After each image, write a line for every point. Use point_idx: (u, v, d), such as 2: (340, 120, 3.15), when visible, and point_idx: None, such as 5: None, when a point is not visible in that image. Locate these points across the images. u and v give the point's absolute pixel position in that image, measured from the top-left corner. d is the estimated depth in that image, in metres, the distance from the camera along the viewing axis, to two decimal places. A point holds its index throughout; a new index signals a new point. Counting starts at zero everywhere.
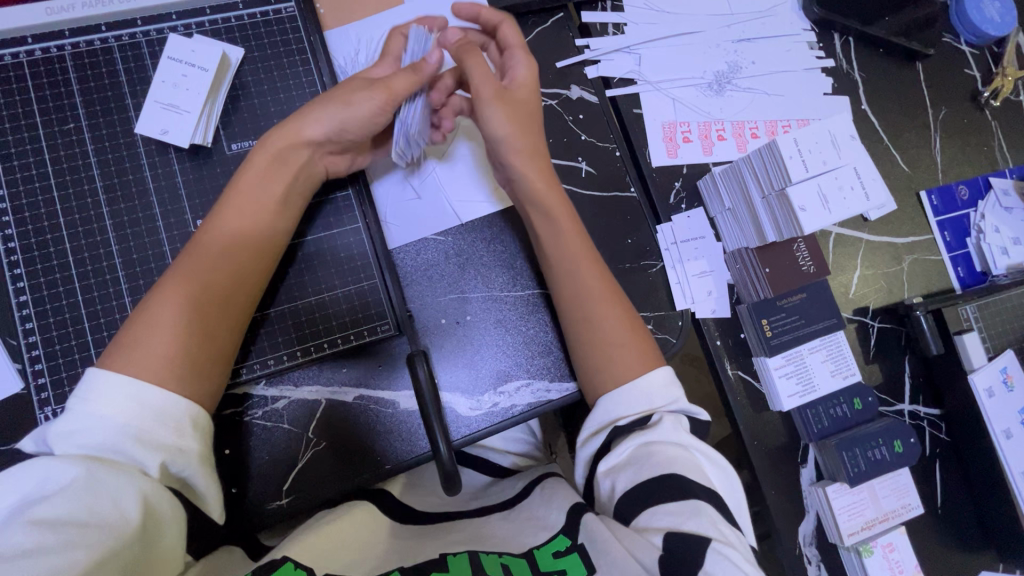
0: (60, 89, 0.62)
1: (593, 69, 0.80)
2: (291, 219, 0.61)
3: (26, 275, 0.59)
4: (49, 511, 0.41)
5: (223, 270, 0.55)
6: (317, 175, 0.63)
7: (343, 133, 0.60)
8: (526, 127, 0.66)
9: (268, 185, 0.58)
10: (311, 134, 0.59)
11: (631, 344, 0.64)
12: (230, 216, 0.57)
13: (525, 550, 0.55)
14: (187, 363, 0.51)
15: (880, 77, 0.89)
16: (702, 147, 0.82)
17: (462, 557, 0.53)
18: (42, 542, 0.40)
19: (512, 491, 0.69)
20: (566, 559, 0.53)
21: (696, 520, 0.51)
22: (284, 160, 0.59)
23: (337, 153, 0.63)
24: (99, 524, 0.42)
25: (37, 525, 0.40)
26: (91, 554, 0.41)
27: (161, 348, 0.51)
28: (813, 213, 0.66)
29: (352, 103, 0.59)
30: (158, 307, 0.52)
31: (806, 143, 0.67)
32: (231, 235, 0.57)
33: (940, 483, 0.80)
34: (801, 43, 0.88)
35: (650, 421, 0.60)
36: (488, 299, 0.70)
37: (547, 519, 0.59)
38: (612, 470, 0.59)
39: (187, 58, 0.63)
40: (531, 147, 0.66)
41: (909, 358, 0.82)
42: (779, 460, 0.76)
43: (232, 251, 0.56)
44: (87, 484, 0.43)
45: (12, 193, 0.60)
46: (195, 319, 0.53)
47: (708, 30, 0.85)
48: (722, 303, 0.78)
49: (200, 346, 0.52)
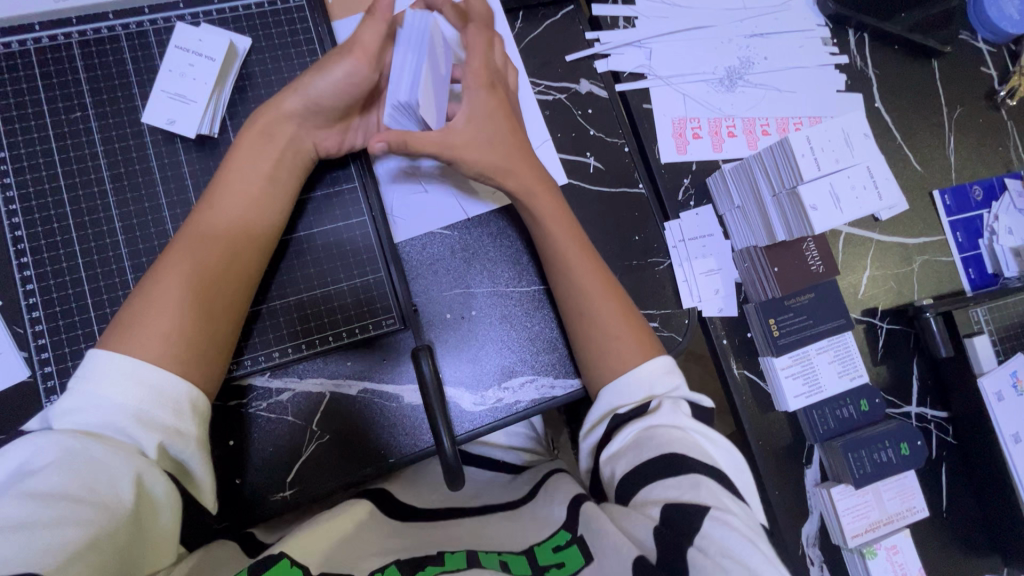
0: (67, 78, 0.62)
1: (603, 63, 0.79)
2: (286, 201, 0.61)
3: (33, 264, 0.59)
4: (44, 485, 0.41)
5: (218, 251, 0.55)
6: (305, 151, 0.62)
7: (320, 104, 0.60)
8: (479, 140, 0.63)
9: (258, 163, 0.59)
10: (291, 106, 0.59)
11: (632, 335, 0.64)
12: (223, 199, 0.57)
13: (525, 547, 0.56)
14: (184, 339, 0.51)
15: (894, 74, 0.88)
16: (712, 144, 0.81)
17: (460, 552, 0.54)
18: (34, 516, 0.40)
19: (518, 492, 0.69)
20: (564, 551, 0.53)
21: (694, 493, 0.51)
22: (268, 134, 0.59)
23: (326, 128, 0.62)
24: (93, 502, 0.42)
25: (31, 499, 0.40)
26: (82, 532, 0.41)
27: (156, 325, 0.51)
28: (825, 212, 0.65)
29: (322, 73, 0.59)
30: (155, 288, 0.52)
31: (818, 141, 0.66)
32: (227, 219, 0.57)
33: (946, 486, 0.79)
34: (815, 39, 0.86)
35: (649, 407, 0.60)
36: (494, 294, 0.70)
37: (549, 516, 0.59)
38: (613, 457, 0.58)
39: (194, 47, 0.63)
40: (482, 160, 0.63)
41: (918, 361, 0.81)
42: (785, 461, 0.76)
43: (226, 230, 0.57)
44: (82, 460, 0.43)
45: (20, 181, 0.60)
46: (192, 297, 0.53)
47: (720, 25, 0.84)
48: (729, 302, 0.77)
49: (197, 323, 0.52)
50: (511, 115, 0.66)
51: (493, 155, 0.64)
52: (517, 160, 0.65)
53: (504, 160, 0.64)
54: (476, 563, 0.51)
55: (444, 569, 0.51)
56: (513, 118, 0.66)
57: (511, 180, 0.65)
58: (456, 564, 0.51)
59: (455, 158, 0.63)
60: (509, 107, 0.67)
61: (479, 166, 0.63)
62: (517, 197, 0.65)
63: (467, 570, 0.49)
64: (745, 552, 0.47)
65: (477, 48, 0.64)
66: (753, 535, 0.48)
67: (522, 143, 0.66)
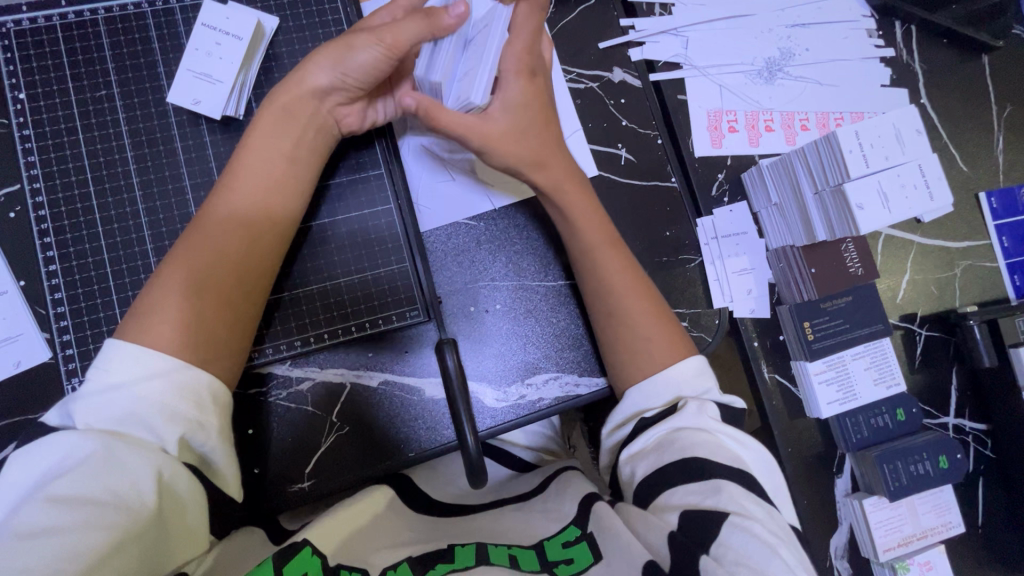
0: (93, 55, 0.61)
1: (637, 51, 0.76)
2: (307, 183, 0.59)
3: (56, 244, 0.58)
4: (67, 489, 0.40)
5: (237, 236, 0.54)
6: (327, 127, 0.60)
7: (344, 81, 0.57)
8: (514, 132, 0.61)
9: (278, 143, 0.57)
10: (314, 81, 0.57)
11: (663, 334, 0.61)
12: (244, 182, 0.56)
13: (535, 541, 0.54)
14: (203, 328, 0.50)
15: (942, 70, 0.84)
16: (748, 137, 0.78)
17: (469, 547, 0.52)
18: (59, 521, 0.39)
19: (528, 486, 0.67)
20: (574, 549, 0.51)
21: (716, 497, 0.48)
22: (291, 112, 0.57)
23: (348, 103, 0.60)
24: (117, 505, 0.41)
25: (55, 504, 0.39)
26: (106, 536, 0.40)
27: (174, 312, 0.49)
28: (872, 212, 0.62)
29: (353, 49, 0.56)
30: (171, 274, 0.51)
31: (867, 137, 0.63)
32: (245, 201, 0.55)
33: (983, 502, 0.76)
34: (859, 30, 0.82)
35: (675, 408, 0.57)
36: (518, 288, 0.68)
37: (559, 511, 0.57)
38: (633, 456, 0.56)
39: (221, 25, 0.62)
40: (515, 154, 0.61)
41: (957, 370, 0.78)
42: (814, 469, 0.74)
43: (247, 214, 0.55)
44: (105, 462, 0.42)
45: (43, 159, 0.59)
46: (211, 284, 0.52)
47: (760, 14, 0.81)
48: (762, 303, 0.74)
49: (217, 312, 0.52)
50: (546, 107, 0.63)
51: (528, 145, 0.62)
52: (549, 153, 0.63)
53: (536, 153, 0.62)
54: (485, 560, 0.50)
55: (451, 566, 0.49)
56: (548, 108, 0.63)
57: (550, 173, 0.63)
58: (465, 561, 0.50)
59: (487, 148, 0.60)
60: (546, 101, 0.63)
61: (510, 160, 0.61)
62: (544, 193, 0.63)
63: (475, 569, 0.48)
64: (766, 560, 0.44)
65: (524, 26, 0.59)
66: (775, 541, 0.45)
67: (553, 137, 0.65)
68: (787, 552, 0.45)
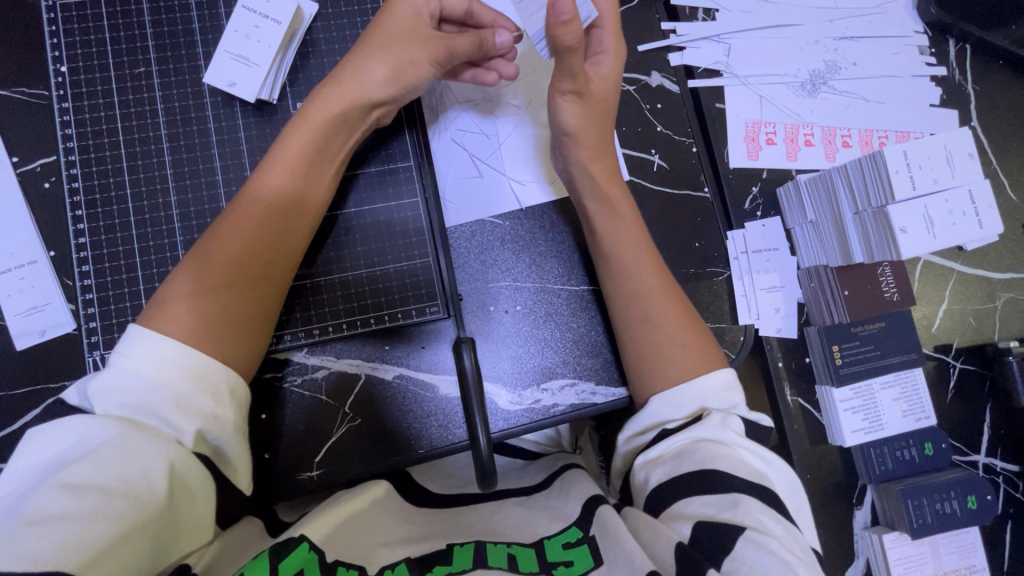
0: (134, 32, 0.61)
1: (677, 56, 0.74)
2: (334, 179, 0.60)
3: (87, 217, 0.59)
4: (79, 476, 0.40)
5: (268, 231, 0.54)
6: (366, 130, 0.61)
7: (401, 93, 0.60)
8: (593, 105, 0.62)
9: (318, 140, 0.57)
10: (368, 88, 0.58)
11: (695, 345, 0.60)
12: (279, 175, 0.56)
13: (535, 539, 0.53)
14: (230, 320, 0.51)
15: (996, 92, 0.80)
16: (786, 151, 0.76)
17: (467, 547, 0.51)
18: (69, 508, 0.38)
19: (532, 481, 0.66)
20: (575, 550, 0.50)
21: (732, 511, 0.46)
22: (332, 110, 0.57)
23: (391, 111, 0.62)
24: (127, 495, 0.41)
25: (66, 491, 0.39)
26: (113, 526, 0.39)
27: (202, 304, 0.49)
28: (915, 236, 0.60)
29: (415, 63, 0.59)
30: (200, 264, 0.51)
31: (916, 156, 0.60)
32: (278, 196, 0.55)
33: (1009, 546, 0.73)
34: (911, 46, 0.79)
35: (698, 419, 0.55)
36: (542, 291, 0.67)
37: (562, 510, 0.56)
38: (649, 463, 0.54)
39: (261, 8, 0.62)
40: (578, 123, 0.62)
41: (992, 407, 0.74)
42: (832, 499, 0.72)
43: (279, 206, 0.55)
44: (119, 450, 0.42)
45: (80, 132, 0.60)
46: (237, 276, 0.52)
47: (807, 25, 0.78)
48: (789, 323, 0.72)
49: (241, 304, 0.52)
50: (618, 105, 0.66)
51: (591, 124, 0.63)
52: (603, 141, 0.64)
53: (594, 134, 0.63)
54: (482, 564, 0.49)
55: (449, 569, 0.48)
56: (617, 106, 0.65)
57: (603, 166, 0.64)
58: (463, 563, 0.49)
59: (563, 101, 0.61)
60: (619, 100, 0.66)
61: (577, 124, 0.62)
62: (595, 183, 0.63)
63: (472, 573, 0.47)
64: None
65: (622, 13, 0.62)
66: (793, 559, 0.43)
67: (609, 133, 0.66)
68: (806, 570, 0.43)
